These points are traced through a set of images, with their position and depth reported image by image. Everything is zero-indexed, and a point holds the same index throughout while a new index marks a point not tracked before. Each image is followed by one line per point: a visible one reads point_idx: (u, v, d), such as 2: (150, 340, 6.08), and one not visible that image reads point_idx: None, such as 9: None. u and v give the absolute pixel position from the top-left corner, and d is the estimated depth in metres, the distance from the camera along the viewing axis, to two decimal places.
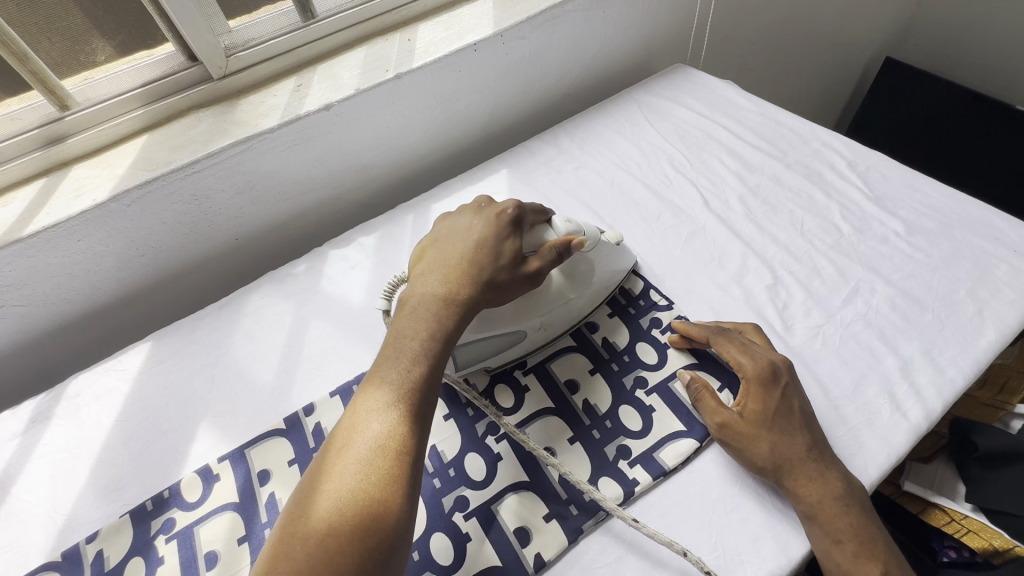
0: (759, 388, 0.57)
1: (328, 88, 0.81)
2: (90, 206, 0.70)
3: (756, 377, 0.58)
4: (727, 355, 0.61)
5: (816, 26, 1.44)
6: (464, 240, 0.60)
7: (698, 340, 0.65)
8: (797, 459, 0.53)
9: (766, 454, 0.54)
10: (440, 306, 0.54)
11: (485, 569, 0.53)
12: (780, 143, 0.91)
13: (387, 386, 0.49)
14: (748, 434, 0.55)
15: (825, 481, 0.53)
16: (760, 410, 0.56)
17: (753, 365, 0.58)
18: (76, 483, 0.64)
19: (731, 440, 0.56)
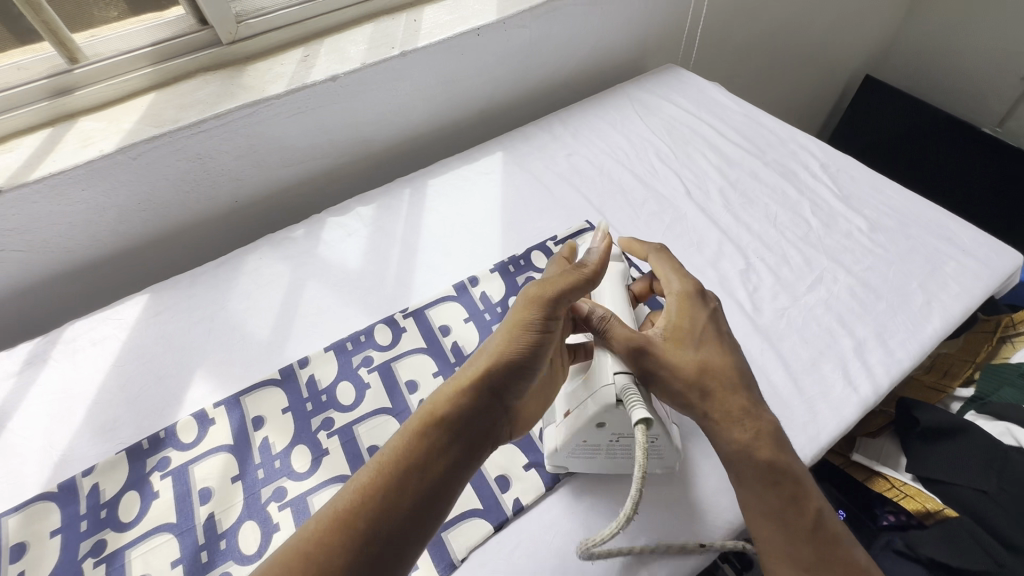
0: (682, 300, 0.58)
1: (334, 60, 0.84)
2: (97, 156, 0.72)
3: (685, 292, 0.58)
4: (660, 272, 0.63)
5: (801, 40, 1.51)
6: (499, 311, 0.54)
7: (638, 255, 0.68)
8: (714, 389, 0.53)
9: (691, 375, 0.53)
10: (467, 386, 0.49)
11: (466, 512, 0.57)
12: (759, 143, 0.96)
13: (374, 477, 0.45)
14: (665, 343, 0.54)
15: (771, 439, 0.51)
16: (685, 321, 0.56)
17: (684, 284, 0.59)
18: (72, 421, 0.66)
19: (651, 350, 0.53)
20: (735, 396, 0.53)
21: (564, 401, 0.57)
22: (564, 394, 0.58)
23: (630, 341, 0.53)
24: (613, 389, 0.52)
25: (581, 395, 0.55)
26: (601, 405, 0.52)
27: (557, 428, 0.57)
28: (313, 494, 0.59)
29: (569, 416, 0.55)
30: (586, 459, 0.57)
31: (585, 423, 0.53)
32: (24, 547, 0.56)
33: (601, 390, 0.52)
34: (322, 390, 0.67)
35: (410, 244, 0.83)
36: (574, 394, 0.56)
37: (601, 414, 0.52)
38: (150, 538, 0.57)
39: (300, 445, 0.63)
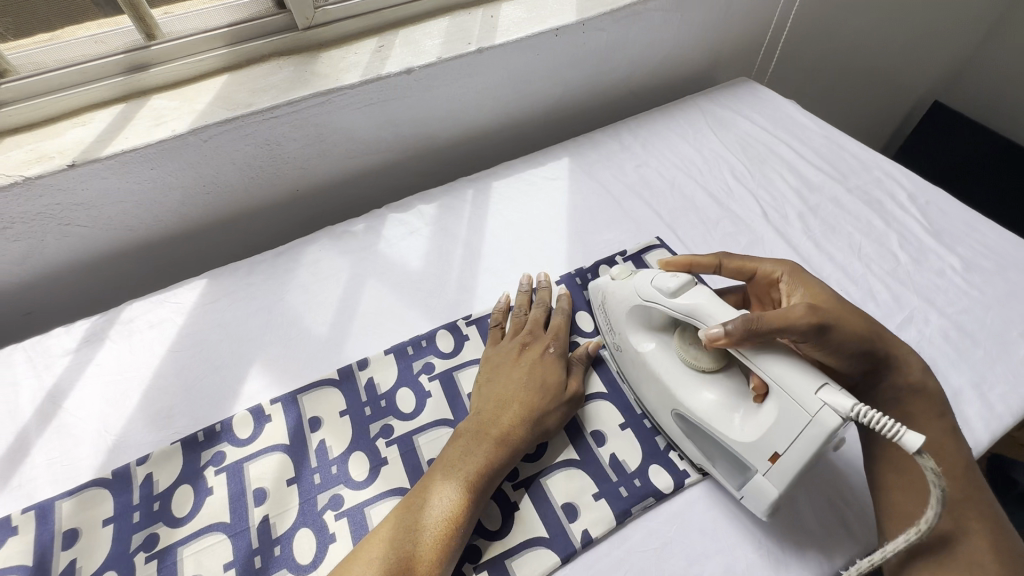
0: (800, 275, 0.60)
1: (409, 52, 0.82)
2: (169, 135, 0.70)
3: (796, 269, 0.60)
4: (749, 264, 0.63)
5: (874, 60, 1.45)
6: (517, 373, 0.62)
7: (705, 267, 0.65)
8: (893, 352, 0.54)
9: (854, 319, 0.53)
10: (480, 438, 0.57)
11: (531, 539, 0.54)
12: (841, 167, 0.91)
13: (426, 516, 0.51)
14: (838, 316, 0.51)
15: (933, 404, 0.54)
16: (815, 291, 0.58)
17: (785, 262, 0.61)
18: (127, 405, 0.64)
19: (828, 321, 0.50)
20: (910, 359, 0.55)
21: (761, 445, 0.49)
22: (746, 442, 0.50)
23: (807, 317, 0.49)
24: (836, 411, 0.44)
25: (787, 430, 0.47)
26: (828, 434, 0.44)
27: (765, 478, 0.50)
28: (371, 505, 0.57)
29: (779, 462, 0.48)
30: (797, 492, 0.51)
31: (811, 458, 0.46)
32: (76, 534, 0.55)
33: (817, 418, 0.45)
34: (381, 395, 0.65)
35: (473, 247, 0.80)
36: (776, 435, 0.48)
37: (830, 443, 0.45)
38: (202, 536, 0.55)
39: (358, 451, 0.60)
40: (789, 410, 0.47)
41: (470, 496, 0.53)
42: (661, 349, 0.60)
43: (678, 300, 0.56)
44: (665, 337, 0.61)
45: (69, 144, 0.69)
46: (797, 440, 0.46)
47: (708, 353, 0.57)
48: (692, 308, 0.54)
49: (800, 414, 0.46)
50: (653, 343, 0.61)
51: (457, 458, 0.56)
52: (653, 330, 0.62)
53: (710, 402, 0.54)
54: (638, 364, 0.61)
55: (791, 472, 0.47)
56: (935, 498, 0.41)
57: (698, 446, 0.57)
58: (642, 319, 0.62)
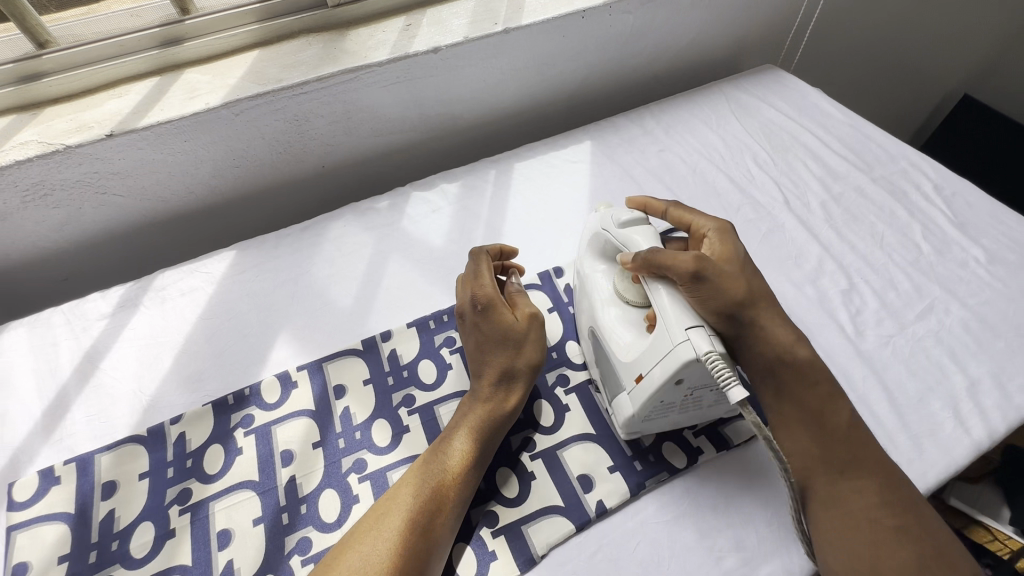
0: (724, 235, 0.60)
1: (437, 32, 0.82)
2: (203, 109, 0.72)
3: (723, 227, 0.61)
4: (687, 217, 0.63)
5: (904, 50, 1.42)
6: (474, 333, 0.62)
7: (654, 212, 0.67)
8: (759, 324, 0.54)
9: (741, 289, 0.54)
10: (473, 399, 0.59)
11: (547, 507, 0.56)
12: (867, 157, 0.91)
13: (424, 473, 0.53)
14: (725, 275, 0.54)
15: (807, 369, 0.55)
16: (729, 252, 0.58)
17: (718, 219, 0.62)
18: (161, 368, 0.67)
19: (707, 275, 0.53)
20: (780, 328, 0.55)
21: (632, 366, 0.53)
22: (624, 360, 0.54)
23: (688, 264, 0.52)
24: (693, 348, 0.47)
25: (654, 355, 0.50)
26: (678, 365, 0.47)
27: (629, 396, 0.54)
28: (393, 470, 0.59)
29: (641, 382, 0.52)
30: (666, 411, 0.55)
31: (667, 383, 0.49)
32: (115, 486, 0.58)
33: (676, 348, 0.48)
34: (404, 366, 0.67)
35: (495, 227, 0.81)
36: (642, 358, 0.52)
37: (681, 373, 0.48)
38: (233, 493, 0.57)
39: (380, 419, 0.63)
40: (660, 336, 0.50)
41: (467, 448, 0.55)
42: (603, 272, 0.62)
43: (621, 230, 0.59)
44: (614, 266, 0.62)
45: (108, 115, 0.71)
46: (661, 359, 0.49)
47: (635, 287, 0.59)
48: (628, 240, 0.58)
49: (665, 341, 0.49)
50: (603, 267, 0.63)
51: (456, 420, 0.58)
52: (607, 256, 0.64)
53: (611, 317, 0.58)
54: (583, 283, 0.64)
55: (648, 394, 0.51)
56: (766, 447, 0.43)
57: (599, 363, 0.62)
58: (598, 247, 0.64)
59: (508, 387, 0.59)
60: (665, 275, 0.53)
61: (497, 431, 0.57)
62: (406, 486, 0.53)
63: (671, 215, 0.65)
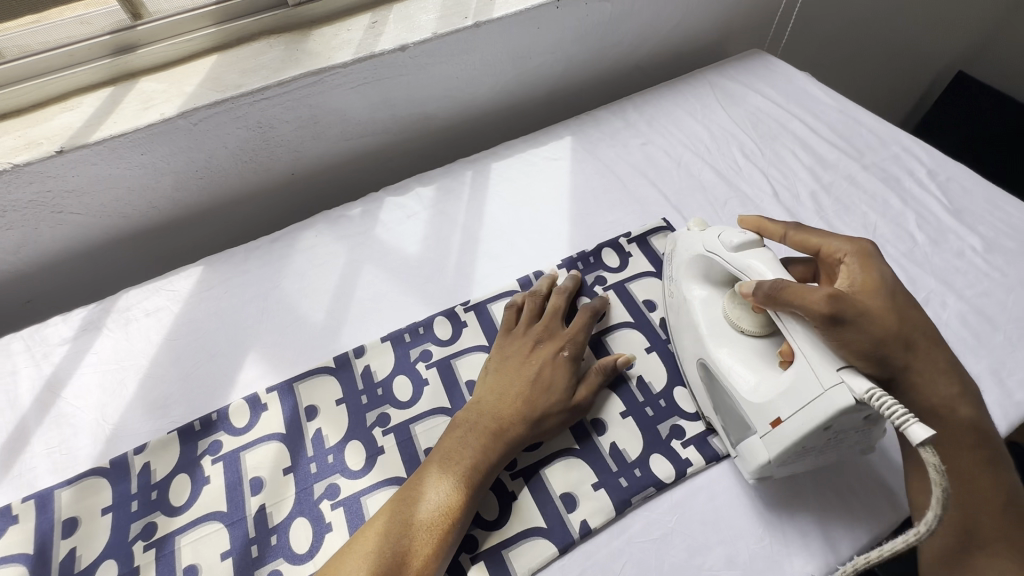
0: (863, 262, 0.53)
1: (404, 28, 0.79)
2: (158, 119, 0.69)
3: (864, 252, 0.54)
4: (815, 239, 0.58)
5: (897, 28, 1.37)
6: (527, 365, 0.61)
7: (772, 234, 0.62)
8: (911, 365, 0.48)
9: (893, 324, 0.48)
10: (482, 429, 0.56)
11: (529, 530, 0.53)
12: (858, 143, 0.87)
13: (418, 505, 0.52)
14: (867, 310, 0.48)
15: (968, 431, 0.48)
16: (873, 283, 0.52)
17: (855, 243, 0.55)
18: (124, 394, 0.64)
19: (847, 313, 0.47)
20: (936, 382, 0.49)
21: (766, 408, 0.49)
22: (755, 403, 0.51)
23: (822, 305, 0.47)
24: (851, 391, 0.44)
25: (796, 398, 0.47)
26: (834, 411, 0.44)
27: (763, 441, 0.50)
28: (367, 495, 0.56)
29: (779, 428, 0.48)
30: (794, 464, 0.51)
31: (813, 432, 0.46)
32: (76, 522, 0.55)
33: (829, 392, 0.45)
34: (378, 383, 0.64)
35: (472, 231, 0.78)
36: (782, 400, 0.48)
37: (836, 419, 0.45)
38: (200, 525, 0.55)
39: (354, 440, 0.60)
40: (801, 384, 0.47)
41: (462, 484, 0.53)
42: (705, 300, 0.60)
43: (739, 255, 0.56)
44: (719, 293, 0.60)
45: (58, 130, 0.68)
46: (805, 408, 0.46)
47: (751, 316, 0.56)
48: (747, 266, 0.55)
49: (812, 386, 0.46)
50: (703, 292, 0.61)
51: (459, 446, 0.55)
52: (712, 282, 0.61)
53: (728, 358, 0.55)
54: (680, 308, 0.62)
55: (788, 441, 0.47)
56: (934, 500, 0.39)
57: (715, 408, 0.57)
58: (700, 270, 0.62)
59: (526, 431, 0.56)
60: (795, 313, 0.49)
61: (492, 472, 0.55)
62: (400, 517, 0.51)
63: (792, 238, 0.59)
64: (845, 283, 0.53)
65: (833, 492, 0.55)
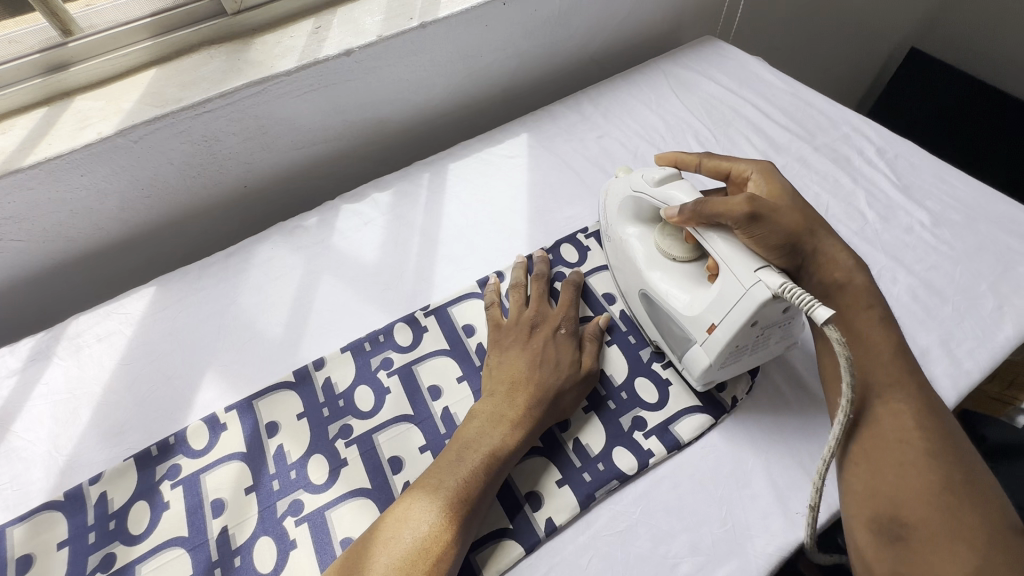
0: (767, 176, 0.61)
1: (348, 32, 0.77)
2: (96, 138, 0.67)
3: (765, 169, 0.62)
4: (725, 163, 0.64)
5: (848, 8, 1.39)
6: (527, 355, 0.60)
7: (686, 166, 0.67)
8: (819, 248, 0.57)
9: (798, 218, 0.56)
10: (493, 423, 0.55)
11: (494, 531, 0.53)
12: (809, 125, 0.88)
13: (428, 507, 0.50)
14: (775, 208, 0.55)
15: (865, 295, 0.56)
16: (777, 191, 0.60)
17: (757, 162, 0.63)
18: (78, 424, 0.62)
19: (763, 212, 0.53)
20: (839, 259, 0.57)
21: (700, 317, 0.54)
22: (690, 314, 0.55)
23: (742, 206, 0.52)
24: (767, 287, 0.48)
25: (722, 304, 0.52)
26: (756, 305, 0.49)
27: (702, 347, 0.55)
28: (331, 508, 0.56)
29: (715, 332, 0.53)
30: (733, 364, 0.56)
31: (742, 329, 0.51)
32: (31, 559, 0.54)
33: (750, 291, 0.49)
34: (339, 394, 0.63)
35: (430, 234, 0.78)
36: (712, 307, 0.53)
37: (759, 314, 0.49)
38: (160, 552, 0.54)
39: (317, 454, 0.59)
40: (722, 295, 0.52)
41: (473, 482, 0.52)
42: (640, 237, 0.64)
43: (661, 189, 0.60)
44: (649, 228, 0.65)
45: None
46: (732, 310, 0.51)
47: (679, 243, 0.61)
48: (668, 198, 0.58)
49: (735, 288, 0.51)
50: (636, 231, 0.65)
51: (470, 443, 0.54)
52: (640, 219, 0.66)
53: (662, 281, 0.60)
54: (619, 247, 0.66)
55: (722, 342, 0.52)
56: (844, 371, 0.45)
57: (653, 321, 0.63)
58: (632, 210, 0.66)
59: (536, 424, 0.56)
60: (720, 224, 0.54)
61: (497, 475, 0.53)
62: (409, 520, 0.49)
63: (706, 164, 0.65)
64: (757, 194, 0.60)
65: (792, 475, 0.56)
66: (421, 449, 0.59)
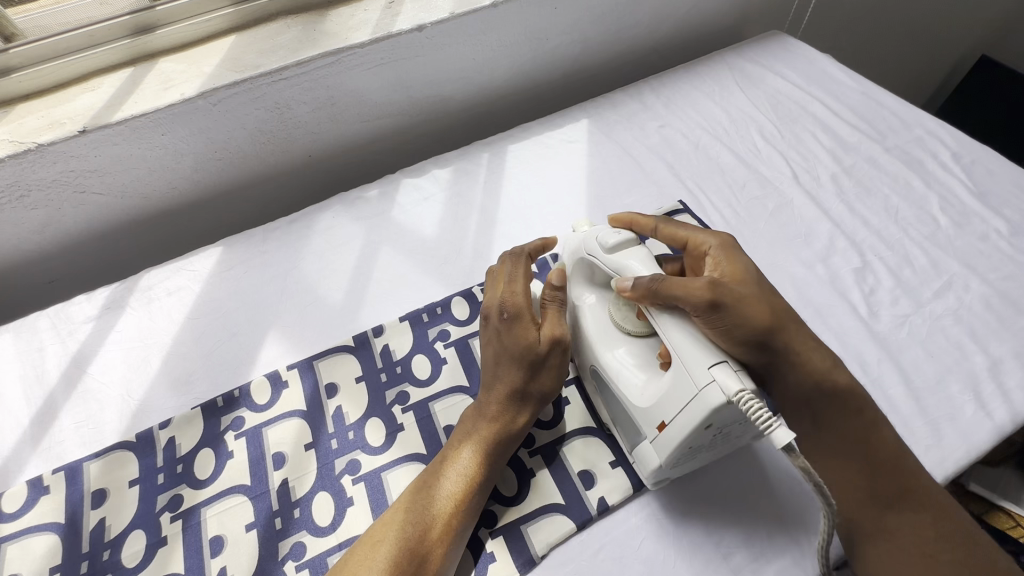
0: (728, 251, 0.53)
1: (421, 8, 0.78)
2: (179, 100, 0.69)
3: (727, 243, 0.54)
4: (682, 232, 0.57)
5: (920, 10, 1.34)
6: (493, 340, 0.58)
7: (642, 229, 0.61)
8: (791, 345, 0.49)
9: (764, 310, 0.48)
10: (479, 416, 0.56)
11: (547, 506, 0.54)
12: (880, 125, 0.86)
13: (424, 498, 0.51)
14: (743, 296, 0.48)
15: (845, 396, 0.50)
16: (739, 270, 0.52)
17: (719, 234, 0.55)
18: (148, 371, 0.65)
19: (724, 300, 0.47)
20: (813, 354, 0.50)
21: (651, 413, 0.49)
22: (642, 406, 0.50)
23: (703, 292, 0.47)
24: (721, 390, 0.42)
25: (676, 399, 0.46)
26: (707, 411, 0.43)
27: (652, 445, 0.50)
28: (387, 471, 0.57)
29: (664, 432, 0.47)
30: (688, 463, 0.51)
31: (695, 432, 0.45)
32: (105, 494, 0.56)
33: (703, 393, 0.43)
34: (397, 362, 0.64)
35: (489, 213, 0.78)
36: (662, 404, 0.47)
37: (711, 418, 0.43)
38: (224, 498, 0.56)
39: (374, 418, 0.61)
40: (678, 387, 0.46)
41: (468, 472, 0.52)
42: (593, 307, 0.58)
43: (613, 257, 0.55)
44: (604, 296, 0.59)
45: (79, 110, 0.68)
46: (683, 408, 0.45)
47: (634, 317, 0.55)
48: (623, 268, 0.53)
49: (688, 386, 0.45)
50: (593, 298, 0.59)
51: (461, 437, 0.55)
52: (595, 285, 0.60)
53: (619, 360, 0.54)
54: (572, 316, 0.60)
55: (673, 446, 0.47)
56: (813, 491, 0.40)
57: (608, 408, 0.57)
58: (584, 274, 0.60)
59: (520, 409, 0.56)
60: (676, 307, 0.48)
61: (490, 464, 0.53)
62: (411, 510, 0.50)
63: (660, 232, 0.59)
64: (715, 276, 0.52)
65: None
66: None
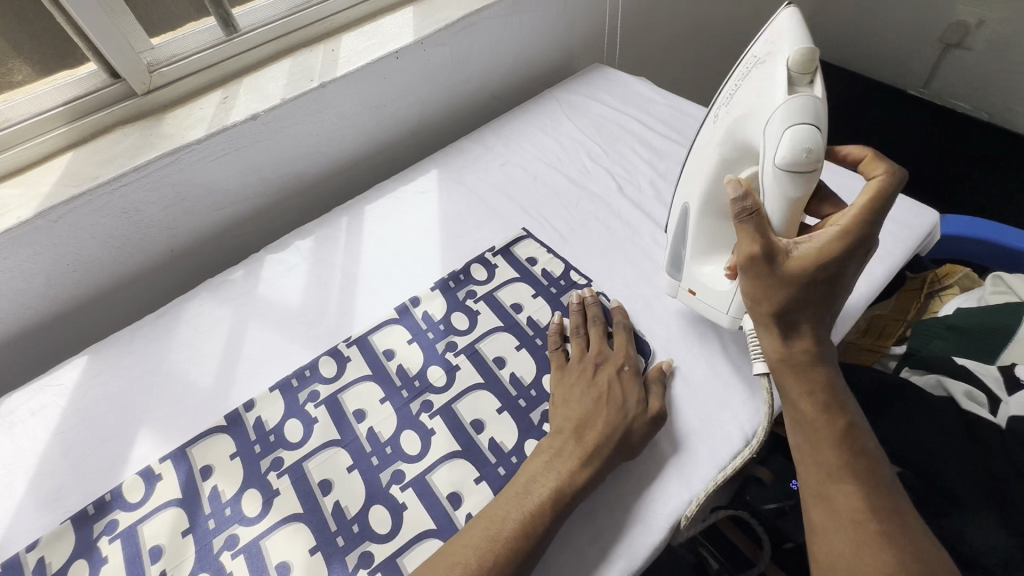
0: (842, 244, 0.51)
1: (253, 99, 0.84)
2: (15, 224, 0.71)
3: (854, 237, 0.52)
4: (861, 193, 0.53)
5: (728, 25, 1.55)
6: (588, 382, 0.63)
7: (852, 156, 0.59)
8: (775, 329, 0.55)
9: (786, 296, 0.53)
10: (569, 455, 0.57)
11: (420, 533, 0.58)
12: (686, 132, 0.99)
13: (496, 531, 0.52)
14: (783, 274, 0.52)
15: (806, 374, 0.54)
16: (823, 260, 0.52)
17: (864, 226, 0.52)
18: (14, 496, 0.64)
19: (763, 269, 0.52)
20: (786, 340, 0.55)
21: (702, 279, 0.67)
22: (699, 269, 0.67)
23: (753, 249, 0.52)
24: None
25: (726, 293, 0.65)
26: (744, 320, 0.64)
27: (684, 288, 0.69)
28: (265, 537, 0.59)
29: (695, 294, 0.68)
30: None
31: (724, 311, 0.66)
32: None
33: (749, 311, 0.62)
34: (270, 431, 0.67)
35: (350, 272, 0.83)
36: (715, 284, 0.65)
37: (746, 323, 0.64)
38: None
39: (250, 489, 0.62)
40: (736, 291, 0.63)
41: (551, 505, 0.53)
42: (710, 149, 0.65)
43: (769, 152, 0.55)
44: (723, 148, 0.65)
45: None
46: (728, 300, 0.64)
47: None
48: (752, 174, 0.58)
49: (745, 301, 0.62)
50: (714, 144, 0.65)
51: (548, 468, 0.56)
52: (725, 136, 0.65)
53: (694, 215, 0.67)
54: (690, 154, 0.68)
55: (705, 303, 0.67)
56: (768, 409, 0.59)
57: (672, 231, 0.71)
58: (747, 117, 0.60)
59: (612, 454, 0.57)
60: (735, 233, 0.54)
61: (566, 508, 0.54)
62: (485, 540, 0.51)
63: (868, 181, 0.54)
64: (800, 244, 0.53)
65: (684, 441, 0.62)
66: (348, 469, 0.63)
